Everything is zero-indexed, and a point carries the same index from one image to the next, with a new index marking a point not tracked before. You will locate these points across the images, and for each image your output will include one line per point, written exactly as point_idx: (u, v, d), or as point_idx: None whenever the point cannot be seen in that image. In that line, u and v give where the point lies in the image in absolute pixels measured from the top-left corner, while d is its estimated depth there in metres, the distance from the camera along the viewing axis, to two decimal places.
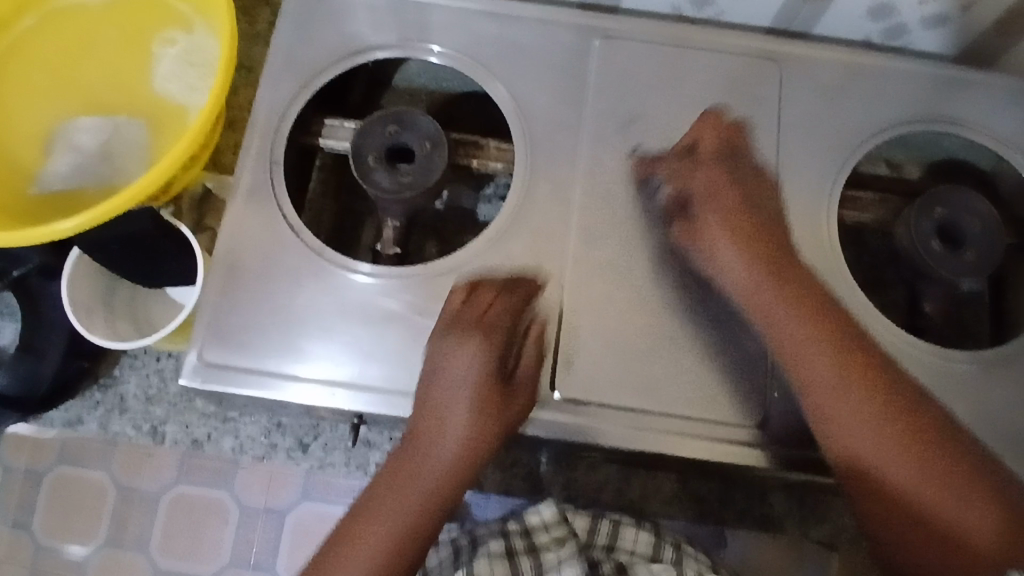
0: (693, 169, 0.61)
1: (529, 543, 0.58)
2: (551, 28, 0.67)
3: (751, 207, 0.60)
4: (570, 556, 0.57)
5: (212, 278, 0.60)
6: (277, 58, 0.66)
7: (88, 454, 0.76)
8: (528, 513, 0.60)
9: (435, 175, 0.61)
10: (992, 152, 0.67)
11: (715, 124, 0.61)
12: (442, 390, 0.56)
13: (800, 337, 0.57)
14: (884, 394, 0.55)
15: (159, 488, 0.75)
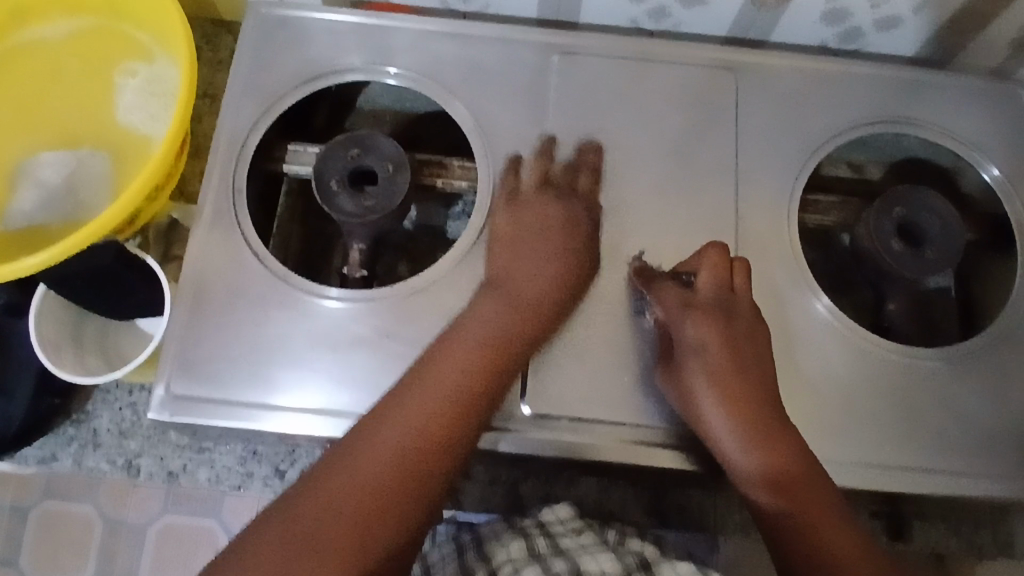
0: (682, 317, 0.58)
1: (545, 531, 0.57)
2: (510, 45, 0.68)
3: (737, 347, 0.58)
4: (590, 540, 0.56)
5: (178, 310, 0.60)
6: (237, 86, 0.67)
7: (74, 492, 0.95)
8: (544, 510, 0.60)
9: (398, 196, 0.61)
10: (950, 150, 0.68)
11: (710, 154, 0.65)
12: (431, 359, 0.54)
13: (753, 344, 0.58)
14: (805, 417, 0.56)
15: (142, 521, 0.97)
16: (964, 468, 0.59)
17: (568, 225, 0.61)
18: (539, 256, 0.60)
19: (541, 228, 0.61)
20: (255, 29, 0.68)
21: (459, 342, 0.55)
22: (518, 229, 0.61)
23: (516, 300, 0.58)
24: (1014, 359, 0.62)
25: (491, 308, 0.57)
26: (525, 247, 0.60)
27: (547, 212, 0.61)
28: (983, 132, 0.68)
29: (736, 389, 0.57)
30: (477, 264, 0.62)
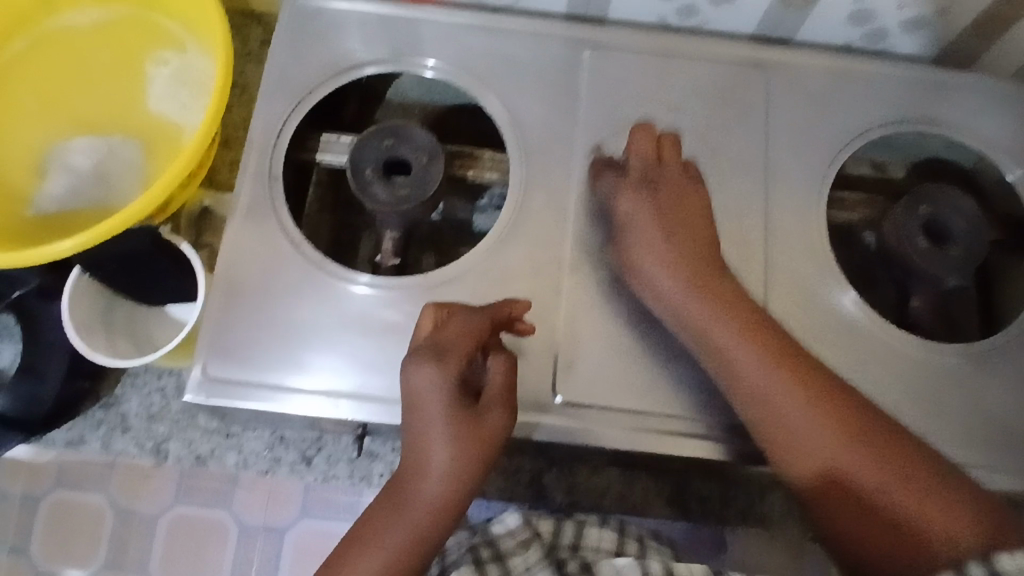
0: (619, 190, 0.62)
1: (493, 545, 0.59)
2: (541, 41, 0.68)
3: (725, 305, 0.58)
4: (535, 561, 0.57)
5: (214, 294, 0.61)
6: (273, 76, 0.67)
7: (87, 478, 0.74)
8: (494, 524, 0.60)
9: (431, 186, 0.62)
10: (973, 151, 0.69)
11: (649, 132, 0.64)
12: (418, 450, 0.54)
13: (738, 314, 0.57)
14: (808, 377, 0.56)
15: (158, 509, 0.74)
16: (986, 465, 0.60)
17: (456, 409, 0.54)
18: (436, 448, 0.53)
19: (430, 426, 0.54)
20: (291, 20, 0.69)
21: (378, 533, 0.53)
22: (416, 440, 0.54)
23: (419, 516, 0.53)
24: None
25: (393, 522, 0.53)
26: (423, 445, 0.54)
27: (436, 415, 0.53)
28: (1008, 134, 0.69)
29: (688, 272, 0.59)
30: (509, 253, 0.63)
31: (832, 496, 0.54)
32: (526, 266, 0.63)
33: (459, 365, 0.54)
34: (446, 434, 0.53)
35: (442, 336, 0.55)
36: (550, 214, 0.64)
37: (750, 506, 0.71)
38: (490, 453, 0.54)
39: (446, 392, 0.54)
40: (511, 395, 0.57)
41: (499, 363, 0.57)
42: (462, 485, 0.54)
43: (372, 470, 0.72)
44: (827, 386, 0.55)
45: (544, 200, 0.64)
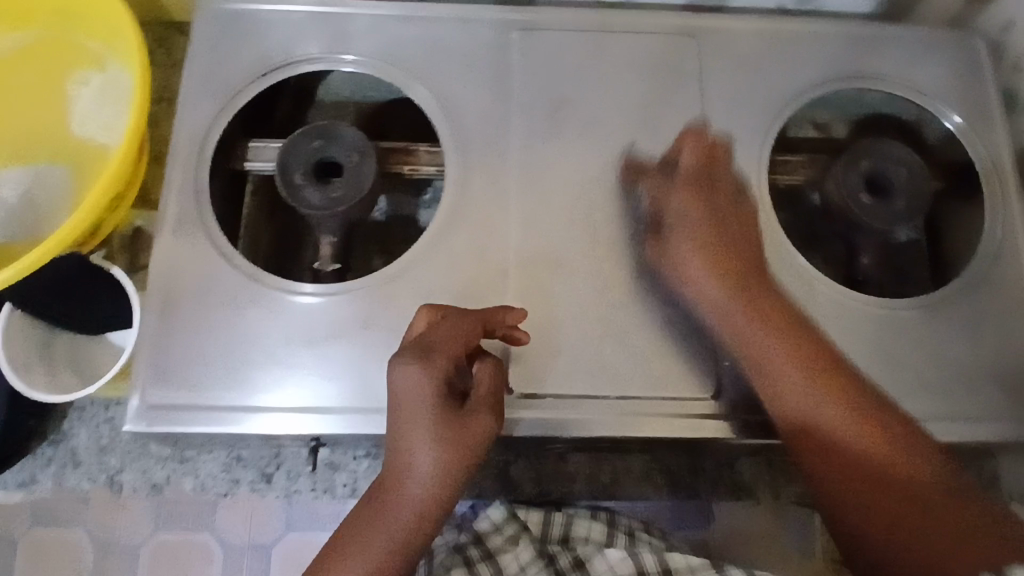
0: (676, 231, 0.60)
1: (481, 541, 0.61)
2: (469, 25, 0.66)
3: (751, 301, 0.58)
4: (529, 560, 0.60)
5: (149, 315, 0.59)
6: (192, 84, 0.65)
7: (60, 513, 0.71)
8: (478, 521, 0.62)
9: (366, 184, 0.60)
10: (912, 102, 0.69)
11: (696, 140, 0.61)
12: (402, 458, 0.52)
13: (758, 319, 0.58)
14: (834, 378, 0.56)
15: (139, 537, 0.70)
16: (945, 415, 0.60)
17: (443, 413, 0.52)
18: (420, 454, 0.52)
19: (414, 429, 0.52)
20: (206, 24, 0.66)
21: (359, 541, 0.51)
22: (400, 444, 0.52)
23: (400, 523, 0.51)
24: (987, 304, 0.63)
25: (375, 529, 0.51)
26: (406, 448, 0.52)
27: (422, 417, 0.52)
28: (945, 83, 0.69)
29: (795, 344, 0.57)
30: (451, 246, 0.61)
31: (872, 519, 0.54)
32: (469, 257, 0.61)
33: (446, 365, 0.53)
34: (429, 440, 0.52)
35: (434, 335, 0.54)
36: (489, 201, 0.62)
37: (720, 476, 0.71)
38: (472, 459, 0.53)
39: (432, 394, 0.52)
40: (498, 399, 0.55)
41: (487, 368, 0.56)
42: (446, 494, 0.52)
43: (336, 480, 0.70)
44: (877, 412, 0.55)
45: (482, 188, 0.62)
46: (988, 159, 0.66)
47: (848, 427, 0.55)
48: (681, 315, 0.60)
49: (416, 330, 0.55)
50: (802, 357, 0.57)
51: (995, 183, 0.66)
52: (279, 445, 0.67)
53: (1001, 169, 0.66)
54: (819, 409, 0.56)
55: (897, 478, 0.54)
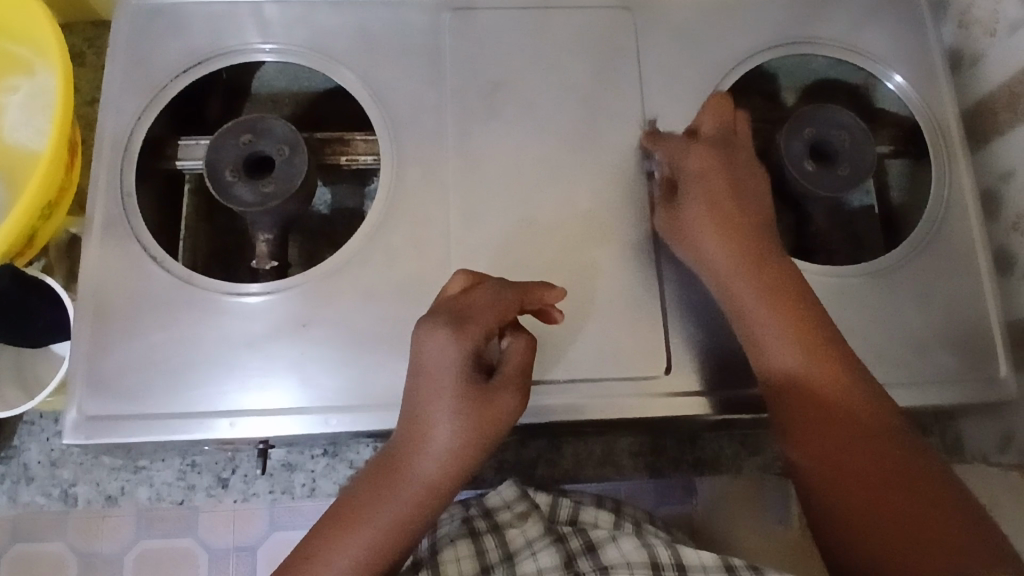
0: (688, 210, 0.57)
1: (490, 516, 0.58)
2: (399, 10, 0.65)
3: (737, 251, 0.56)
4: (536, 536, 0.56)
5: (81, 324, 0.57)
6: (115, 85, 0.63)
7: (41, 527, 0.70)
8: (488, 495, 0.59)
9: (299, 178, 0.58)
10: (853, 65, 0.68)
11: (718, 107, 0.59)
12: (422, 428, 0.50)
13: (745, 285, 0.55)
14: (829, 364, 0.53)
15: (120, 547, 0.70)
16: (893, 381, 0.60)
17: (467, 386, 0.50)
18: (439, 426, 0.50)
19: (435, 400, 0.50)
20: (126, 20, 0.64)
21: (369, 506, 0.50)
22: (421, 414, 0.50)
23: (413, 494, 0.50)
24: (935, 267, 0.62)
25: (386, 495, 0.50)
26: (428, 418, 0.50)
27: (446, 389, 0.50)
28: (888, 44, 0.67)
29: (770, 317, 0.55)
30: (390, 237, 0.60)
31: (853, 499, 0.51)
32: (409, 247, 0.60)
33: (478, 335, 0.50)
34: (451, 413, 0.50)
35: (469, 302, 0.52)
36: (427, 189, 0.61)
37: (684, 454, 0.70)
38: (491, 436, 0.51)
39: (459, 365, 0.50)
40: (526, 377, 0.53)
41: (518, 343, 0.53)
42: (461, 469, 0.51)
43: (293, 481, 0.69)
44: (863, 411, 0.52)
45: (419, 176, 0.61)
46: (933, 120, 0.65)
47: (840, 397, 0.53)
48: (644, 291, 0.60)
49: (449, 294, 0.53)
50: (806, 343, 0.54)
51: (941, 144, 0.65)
52: (231, 449, 0.66)
53: (947, 129, 0.65)
54: (818, 394, 0.53)
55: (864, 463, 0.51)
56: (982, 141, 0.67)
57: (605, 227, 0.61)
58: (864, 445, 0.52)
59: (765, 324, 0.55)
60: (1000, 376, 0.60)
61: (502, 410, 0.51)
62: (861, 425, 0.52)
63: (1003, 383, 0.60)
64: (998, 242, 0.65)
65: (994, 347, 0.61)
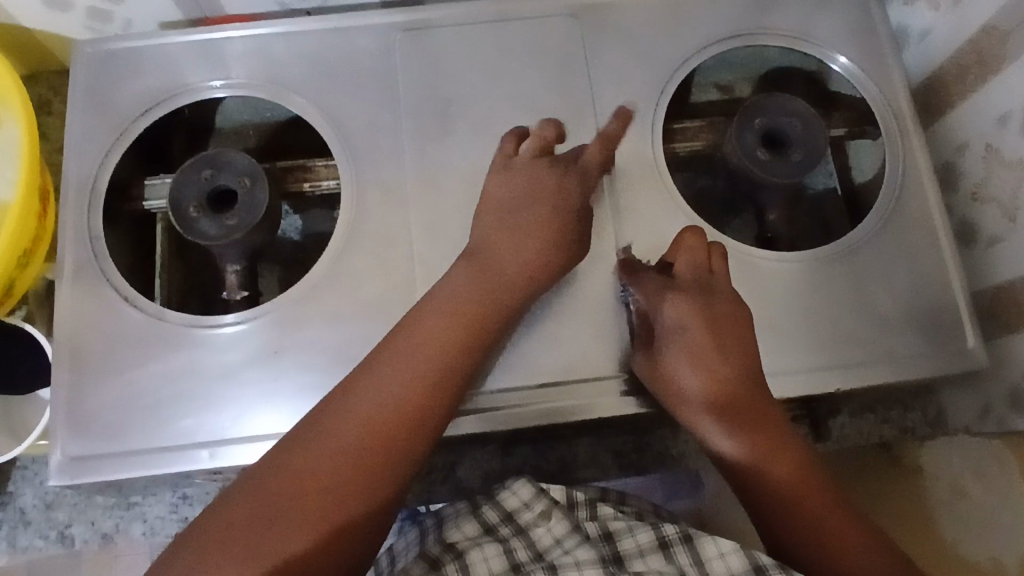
0: (662, 298, 0.57)
1: (512, 517, 0.54)
2: (350, 35, 0.66)
3: (714, 326, 0.56)
4: (566, 533, 0.52)
5: (58, 369, 0.59)
6: (77, 132, 0.64)
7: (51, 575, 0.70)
8: (505, 496, 0.55)
9: (261, 209, 0.59)
10: (801, 51, 0.68)
11: (694, 242, 0.58)
12: (507, 243, 0.57)
13: (725, 365, 0.55)
14: (785, 445, 0.54)
15: None
16: (862, 361, 0.60)
17: (572, 210, 0.59)
18: (524, 225, 0.58)
19: (524, 203, 0.59)
20: (83, 69, 0.66)
21: (449, 296, 0.54)
22: (500, 244, 0.57)
23: (499, 308, 0.55)
24: (896, 244, 0.63)
25: (471, 284, 0.55)
26: (518, 241, 0.57)
27: (562, 205, 0.59)
28: (834, 27, 0.68)
29: (737, 388, 0.55)
30: (355, 259, 0.61)
31: (804, 540, 0.51)
32: (376, 267, 0.61)
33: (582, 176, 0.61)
34: (538, 231, 0.58)
35: (575, 154, 0.62)
36: (388, 208, 0.62)
37: (668, 448, 0.71)
38: (569, 241, 0.59)
39: (553, 175, 0.60)
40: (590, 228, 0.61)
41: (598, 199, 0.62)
42: (538, 268, 0.57)
43: None
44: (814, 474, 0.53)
45: (379, 196, 0.62)
46: (883, 100, 0.66)
47: (804, 466, 0.53)
48: (609, 291, 0.60)
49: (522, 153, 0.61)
50: (756, 411, 0.55)
51: (893, 123, 0.66)
52: (218, 479, 0.66)
53: (898, 108, 0.66)
54: (772, 460, 0.53)
55: (812, 511, 0.52)
56: (936, 116, 0.68)
57: None
58: (824, 509, 0.52)
59: (733, 395, 0.55)
60: (969, 348, 0.61)
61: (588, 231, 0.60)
62: (819, 490, 0.52)
63: (972, 355, 0.60)
64: (960, 214, 0.66)
65: (960, 319, 0.61)
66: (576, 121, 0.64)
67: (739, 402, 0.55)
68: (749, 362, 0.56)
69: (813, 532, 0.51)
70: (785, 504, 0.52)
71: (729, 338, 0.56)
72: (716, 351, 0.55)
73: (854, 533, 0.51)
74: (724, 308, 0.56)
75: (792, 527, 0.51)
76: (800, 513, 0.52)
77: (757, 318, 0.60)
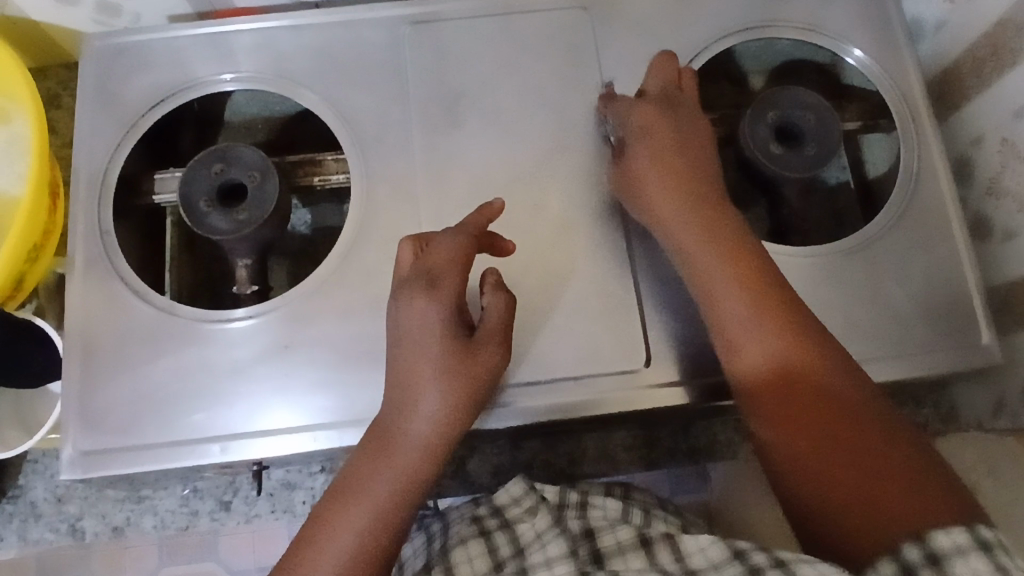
0: (631, 107, 0.60)
1: (500, 511, 0.57)
2: (360, 28, 0.66)
3: (686, 185, 0.57)
4: (545, 528, 0.54)
5: (69, 364, 0.59)
6: (86, 126, 0.64)
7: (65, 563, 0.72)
8: (497, 493, 0.57)
9: (271, 203, 0.59)
10: (816, 44, 0.68)
11: (664, 65, 0.61)
12: (407, 369, 0.52)
13: (711, 254, 0.54)
14: (796, 357, 0.51)
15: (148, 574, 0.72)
16: (875, 356, 0.60)
17: (452, 344, 0.52)
18: (428, 391, 0.51)
19: (423, 365, 0.52)
20: (92, 63, 0.65)
21: (365, 480, 0.50)
22: (408, 385, 0.52)
23: (411, 457, 0.50)
24: (910, 239, 0.62)
25: (383, 466, 0.50)
26: (417, 387, 0.51)
27: (434, 345, 0.52)
28: (848, 19, 0.67)
29: (709, 240, 0.55)
30: (366, 252, 0.61)
31: (824, 491, 0.47)
32: (386, 261, 0.60)
33: (451, 291, 0.52)
34: (437, 370, 0.51)
35: (431, 263, 0.53)
36: (398, 201, 0.62)
37: (678, 443, 0.71)
38: (478, 392, 0.53)
39: (441, 326, 0.52)
40: (508, 331, 0.55)
41: (496, 300, 0.54)
42: (453, 426, 0.52)
43: (294, 499, 0.70)
44: (824, 392, 0.50)
45: (389, 189, 0.62)
46: (898, 93, 0.65)
47: (810, 357, 0.51)
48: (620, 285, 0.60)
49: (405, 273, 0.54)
50: (748, 279, 0.53)
51: (908, 116, 0.65)
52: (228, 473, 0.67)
53: (913, 101, 0.65)
54: (770, 380, 0.52)
55: (824, 438, 0.48)
56: (951, 108, 0.67)
57: (576, 225, 0.61)
58: (853, 433, 0.48)
59: (712, 267, 0.54)
60: (983, 343, 0.60)
61: (487, 343, 0.53)
62: (843, 422, 0.49)
63: (987, 350, 0.60)
64: (974, 208, 0.65)
65: (975, 314, 0.61)
66: (586, 114, 0.64)
67: (723, 279, 0.54)
68: (721, 227, 0.55)
69: (825, 471, 0.48)
70: (802, 463, 0.49)
71: (707, 219, 0.56)
72: (684, 214, 0.56)
73: (867, 450, 0.47)
74: (719, 225, 0.55)
75: (805, 488, 0.48)
76: (810, 443, 0.49)
77: None
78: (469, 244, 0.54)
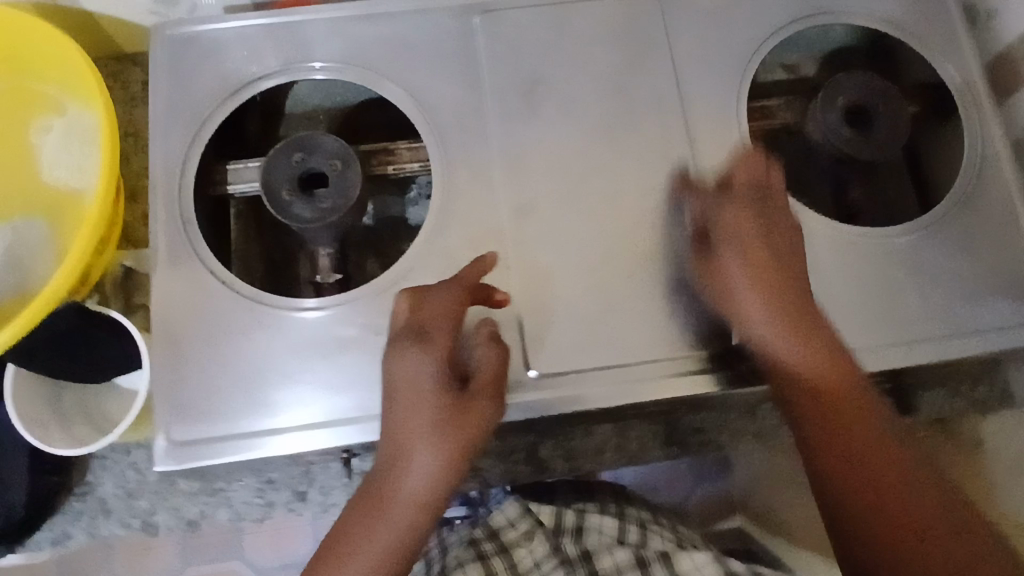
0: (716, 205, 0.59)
1: (498, 535, 0.68)
2: (429, 16, 0.66)
3: (769, 243, 0.57)
4: (542, 555, 0.66)
5: (157, 353, 0.59)
6: (159, 114, 0.64)
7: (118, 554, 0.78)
8: (494, 515, 0.69)
9: (354, 190, 0.60)
10: (878, 30, 0.69)
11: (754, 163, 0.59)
12: (402, 425, 0.52)
13: (787, 325, 0.56)
14: (862, 436, 0.54)
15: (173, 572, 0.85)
16: (949, 333, 0.61)
17: (444, 400, 0.52)
18: (420, 450, 0.52)
19: (415, 423, 0.52)
20: (163, 51, 0.65)
21: (359, 536, 0.52)
22: (402, 440, 0.52)
23: (403, 514, 0.52)
24: (976, 219, 0.64)
25: (375, 526, 0.52)
26: (410, 445, 0.52)
27: (426, 401, 0.52)
28: (906, 4, 0.69)
29: (780, 309, 0.56)
30: (447, 240, 0.61)
31: (864, 518, 0.53)
32: (469, 246, 0.61)
33: (444, 343, 0.53)
34: (431, 426, 0.52)
35: (423, 321, 0.54)
36: (477, 188, 0.62)
37: (746, 426, 0.72)
38: (472, 449, 0.53)
39: (434, 379, 0.52)
40: (501, 383, 0.55)
41: (488, 351, 0.55)
42: (444, 483, 0.52)
43: None
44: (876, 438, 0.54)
45: (468, 175, 0.62)
46: (958, 77, 0.67)
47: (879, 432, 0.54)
48: None
49: (399, 325, 0.54)
50: (822, 356, 0.55)
51: (968, 99, 0.66)
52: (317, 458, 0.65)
53: (973, 84, 0.67)
54: (839, 450, 0.54)
55: (878, 478, 0.53)
56: (1006, 92, 0.69)
57: (653, 209, 0.62)
58: (902, 488, 0.53)
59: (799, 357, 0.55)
60: None
61: (478, 397, 0.54)
62: (896, 462, 0.54)
63: None
64: None
65: None
66: (656, 99, 0.65)
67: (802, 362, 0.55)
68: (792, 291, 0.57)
69: (872, 504, 0.53)
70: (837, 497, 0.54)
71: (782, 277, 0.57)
72: (755, 282, 0.56)
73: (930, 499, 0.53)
74: (786, 276, 0.57)
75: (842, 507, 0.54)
76: (864, 489, 0.53)
77: (846, 291, 0.62)
78: (458, 300, 0.55)
